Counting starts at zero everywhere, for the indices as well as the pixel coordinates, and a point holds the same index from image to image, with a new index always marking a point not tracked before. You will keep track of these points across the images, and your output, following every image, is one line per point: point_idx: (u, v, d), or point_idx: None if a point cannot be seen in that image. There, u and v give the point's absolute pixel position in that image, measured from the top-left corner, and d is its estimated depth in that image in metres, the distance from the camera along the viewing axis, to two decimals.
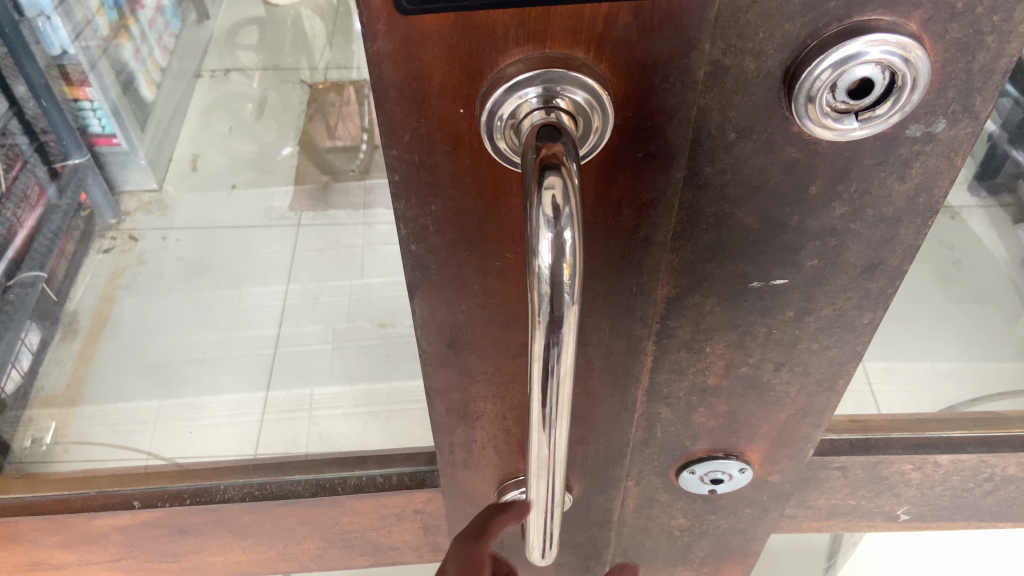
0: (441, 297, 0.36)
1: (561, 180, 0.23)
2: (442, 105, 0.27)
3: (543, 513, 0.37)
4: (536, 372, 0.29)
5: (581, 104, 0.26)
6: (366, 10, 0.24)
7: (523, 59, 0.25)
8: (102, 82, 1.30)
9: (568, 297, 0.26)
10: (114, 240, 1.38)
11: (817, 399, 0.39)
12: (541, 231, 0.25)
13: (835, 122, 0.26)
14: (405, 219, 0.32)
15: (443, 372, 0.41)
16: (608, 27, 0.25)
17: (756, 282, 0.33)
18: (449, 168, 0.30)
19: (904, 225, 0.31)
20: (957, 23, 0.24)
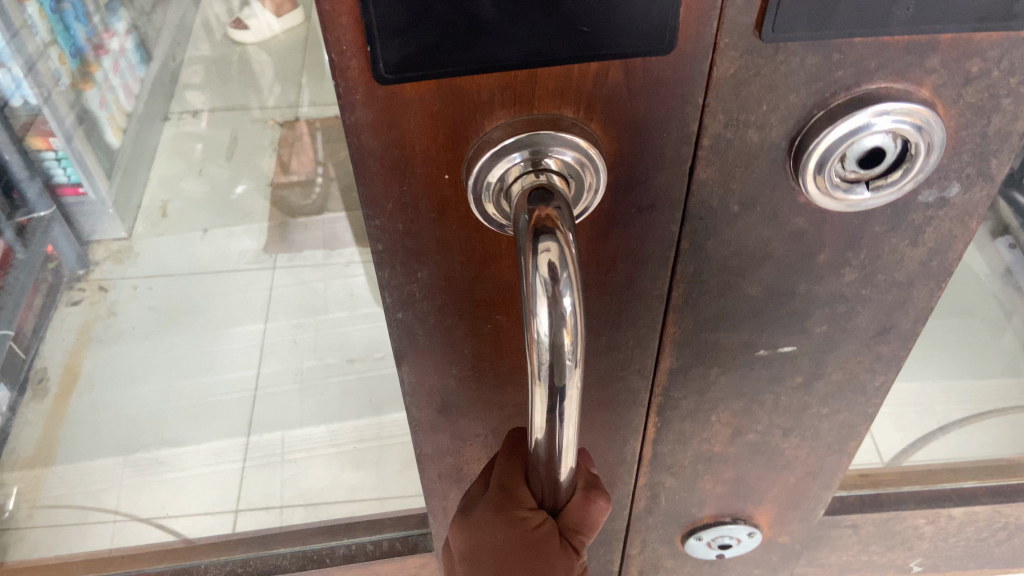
0: (430, 363, 0.34)
1: (557, 244, 0.21)
2: (427, 172, 0.25)
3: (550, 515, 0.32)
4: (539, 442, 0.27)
5: (571, 164, 0.24)
6: (343, 81, 0.22)
7: (508, 122, 0.23)
8: (66, 130, 1.21)
9: (570, 363, 0.23)
10: (82, 292, 1.33)
11: (828, 461, 0.38)
12: (538, 299, 0.22)
13: (846, 193, 0.25)
14: (390, 287, 0.30)
15: (434, 438, 0.40)
16: (597, 85, 0.23)
17: (763, 351, 0.31)
18: (435, 233, 0.28)
19: (918, 288, 0.29)
20: (972, 87, 0.23)
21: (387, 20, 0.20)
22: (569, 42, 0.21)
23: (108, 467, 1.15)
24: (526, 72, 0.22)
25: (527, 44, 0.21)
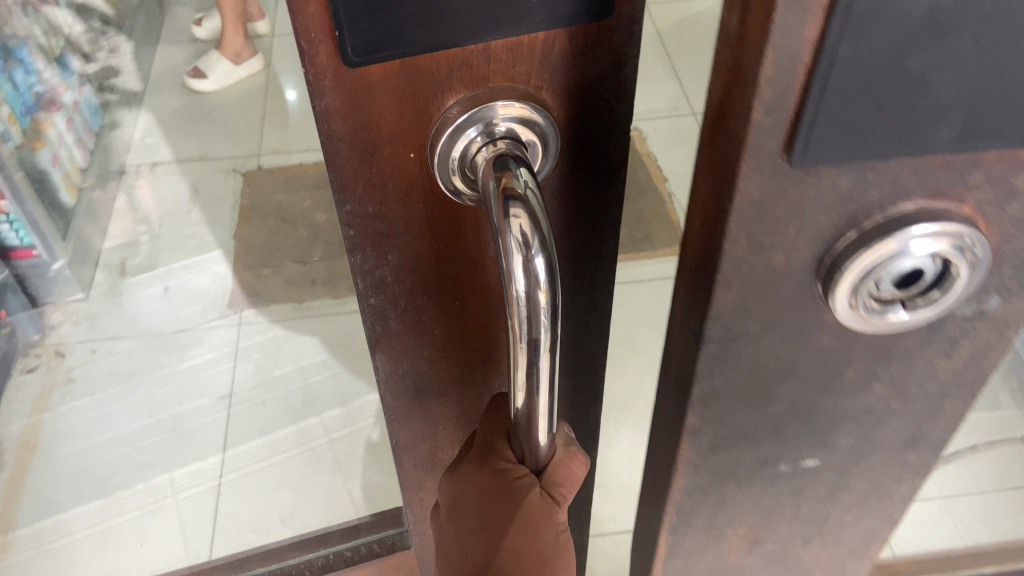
0: (402, 345, 0.36)
1: (527, 209, 0.24)
2: (394, 153, 0.27)
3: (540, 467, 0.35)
4: (520, 393, 0.29)
5: (523, 132, 0.27)
6: (312, 69, 0.24)
7: (465, 98, 0.26)
8: (17, 193, 1.17)
9: (546, 317, 0.26)
10: (39, 358, 1.29)
11: (849, 565, 0.35)
12: (514, 259, 0.25)
13: (878, 317, 0.22)
14: (362, 272, 0.32)
15: (409, 423, 0.41)
16: (546, 56, 0.25)
17: (783, 466, 0.29)
18: (402, 218, 0.30)
19: (950, 398, 0.27)
20: (1018, 202, 0.21)
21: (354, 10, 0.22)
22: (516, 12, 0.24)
23: (87, 516, 1.11)
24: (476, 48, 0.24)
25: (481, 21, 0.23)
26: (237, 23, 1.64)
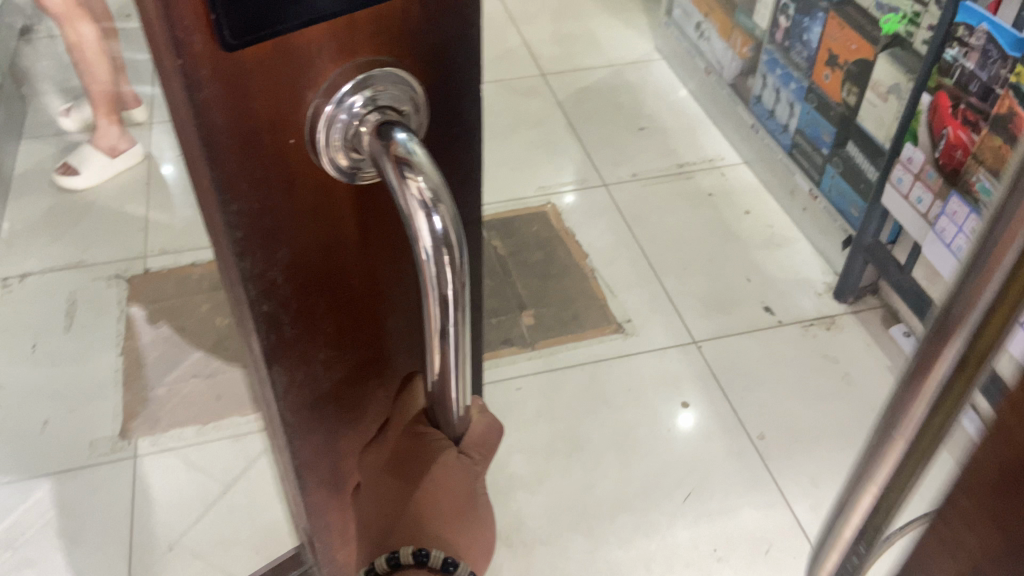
0: (295, 326, 0.47)
1: (424, 173, 0.37)
2: (275, 143, 0.37)
3: (458, 387, 0.48)
4: (435, 314, 0.43)
5: (380, 96, 0.38)
6: (191, 61, 0.32)
7: (330, 77, 0.36)
8: None
9: (445, 254, 0.39)
10: None
11: None
12: (421, 217, 0.38)
13: None
14: (255, 269, 0.42)
15: (298, 406, 0.52)
16: (396, 25, 0.37)
17: None
18: (290, 224, 0.41)
19: None
20: None
21: (232, 4, 0.31)
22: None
23: None
24: (337, 24, 0.35)
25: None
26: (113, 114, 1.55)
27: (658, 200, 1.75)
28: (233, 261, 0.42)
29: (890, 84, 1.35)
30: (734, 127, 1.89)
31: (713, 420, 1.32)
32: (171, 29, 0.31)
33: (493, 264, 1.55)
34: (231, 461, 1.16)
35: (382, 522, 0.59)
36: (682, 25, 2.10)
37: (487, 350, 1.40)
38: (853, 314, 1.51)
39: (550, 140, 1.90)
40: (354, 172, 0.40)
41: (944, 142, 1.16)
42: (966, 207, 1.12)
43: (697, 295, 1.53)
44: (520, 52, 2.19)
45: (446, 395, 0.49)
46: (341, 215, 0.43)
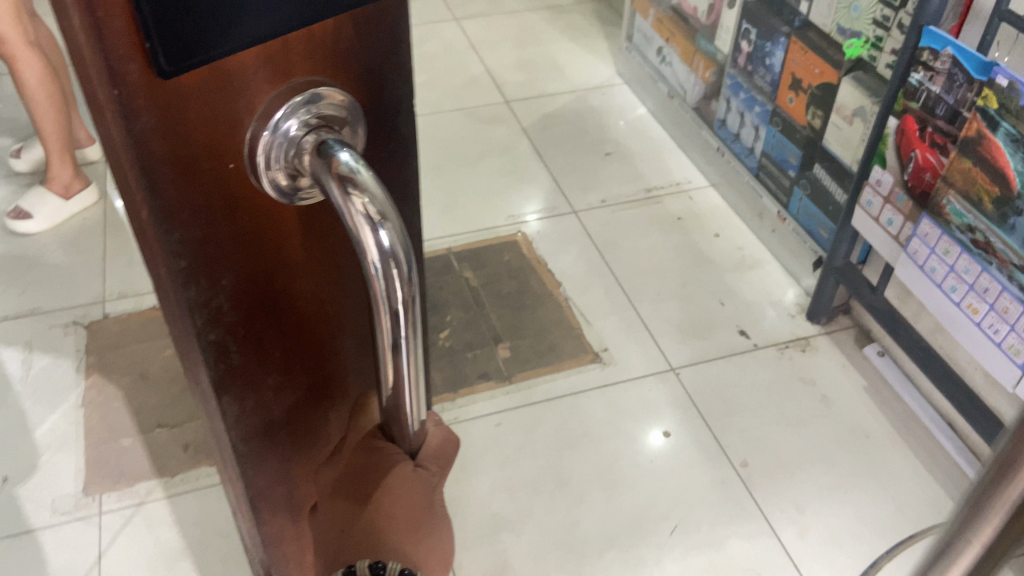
0: (243, 345, 0.48)
1: (371, 193, 0.40)
2: (217, 167, 0.39)
3: (411, 392, 0.51)
4: (386, 326, 0.45)
5: (319, 115, 0.41)
6: (129, 93, 0.34)
7: (268, 97, 0.38)
8: None
9: (394, 266, 0.42)
10: None
11: None
12: (369, 233, 0.40)
13: None
14: (199, 296, 0.43)
15: (251, 431, 0.53)
16: (331, 44, 0.40)
17: None
18: (234, 247, 0.43)
19: None
20: None
21: (165, 29, 0.32)
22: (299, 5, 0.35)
23: None
24: (269, 47, 0.37)
25: (275, 15, 0.35)
26: (65, 154, 1.50)
27: (628, 225, 1.74)
28: (173, 294, 0.43)
29: (855, 108, 1.36)
30: (699, 150, 1.90)
31: (695, 449, 1.30)
32: (106, 60, 0.32)
33: (466, 296, 1.53)
34: (218, 515, 1.11)
35: (338, 538, 0.62)
36: (643, 50, 2.11)
37: (464, 386, 1.37)
38: (827, 335, 1.51)
39: (517, 168, 1.88)
40: (294, 193, 0.43)
41: (912, 165, 1.18)
42: (938, 229, 1.13)
43: (673, 320, 1.52)
44: (483, 80, 2.19)
45: (400, 403, 0.51)
46: (283, 244, 0.46)
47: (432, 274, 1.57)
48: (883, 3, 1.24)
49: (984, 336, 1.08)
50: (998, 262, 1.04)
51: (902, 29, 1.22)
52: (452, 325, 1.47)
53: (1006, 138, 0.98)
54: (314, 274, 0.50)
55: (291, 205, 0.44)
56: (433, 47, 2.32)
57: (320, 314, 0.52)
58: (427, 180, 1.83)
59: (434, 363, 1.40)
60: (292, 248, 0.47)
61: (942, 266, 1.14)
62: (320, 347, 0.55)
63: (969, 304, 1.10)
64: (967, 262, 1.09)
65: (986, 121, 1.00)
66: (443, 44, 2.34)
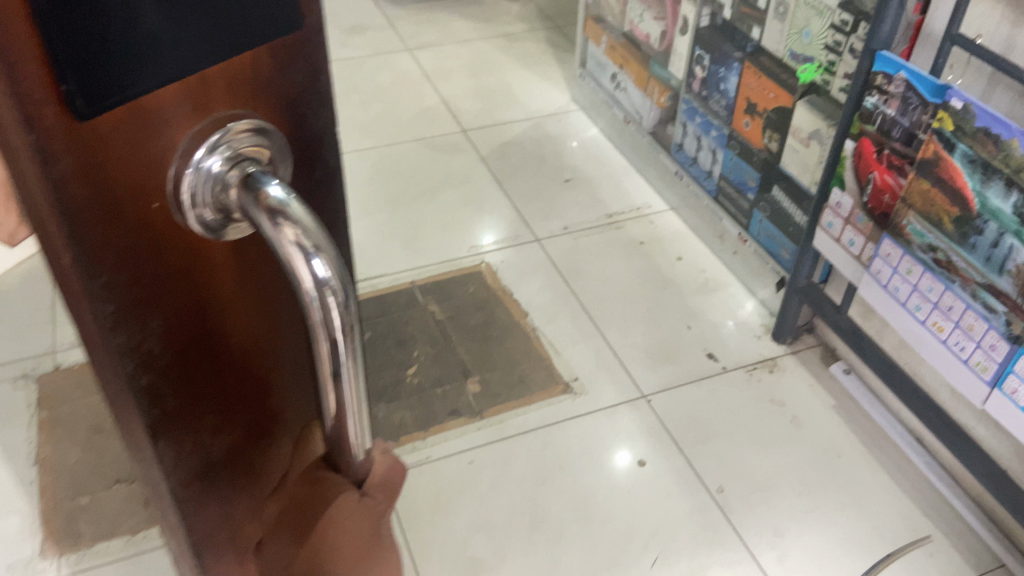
0: (178, 392, 0.45)
1: (302, 221, 0.38)
2: (141, 209, 0.36)
3: (358, 425, 0.47)
4: (326, 357, 0.42)
5: (242, 146, 0.39)
6: (44, 134, 0.31)
7: (189, 134, 0.36)
8: None
9: (331, 291, 0.39)
10: None
11: None
12: (304, 261, 0.38)
13: None
14: (128, 344, 0.40)
15: (189, 481, 0.49)
16: (251, 73, 0.38)
17: None
18: (161, 288, 0.40)
19: None
20: None
21: (83, 70, 0.30)
22: (216, 33, 0.35)
23: None
24: (189, 81, 0.35)
25: (191, 46, 0.34)
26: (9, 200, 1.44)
27: (591, 252, 1.73)
28: (100, 345, 0.39)
29: (811, 131, 1.38)
30: (657, 174, 1.91)
31: (671, 477, 1.29)
32: (18, 102, 0.29)
33: (432, 330, 1.50)
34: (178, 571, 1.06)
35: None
36: (597, 76, 2.12)
37: (435, 423, 1.34)
38: (793, 355, 1.52)
39: (477, 197, 1.87)
40: (220, 230, 0.40)
41: (871, 187, 1.19)
42: (899, 249, 1.15)
43: (641, 346, 1.52)
44: (438, 110, 2.18)
45: (345, 437, 0.48)
46: (212, 277, 0.43)
47: (396, 309, 1.54)
48: (834, 29, 1.27)
49: (951, 354, 1.10)
50: (961, 280, 1.06)
51: (854, 54, 1.24)
52: (420, 361, 1.44)
53: (963, 159, 1.00)
54: (245, 306, 0.46)
55: (218, 243, 0.41)
56: (387, 78, 2.30)
57: (254, 348, 0.49)
58: (386, 213, 1.80)
59: (403, 401, 1.37)
60: (220, 278, 0.43)
61: (905, 286, 1.16)
62: (255, 383, 0.51)
63: (934, 322, 1.12)
64: (930, 280, 1.11)
65: (942, 143, 1.03)
66: (397, 75, 2.32)
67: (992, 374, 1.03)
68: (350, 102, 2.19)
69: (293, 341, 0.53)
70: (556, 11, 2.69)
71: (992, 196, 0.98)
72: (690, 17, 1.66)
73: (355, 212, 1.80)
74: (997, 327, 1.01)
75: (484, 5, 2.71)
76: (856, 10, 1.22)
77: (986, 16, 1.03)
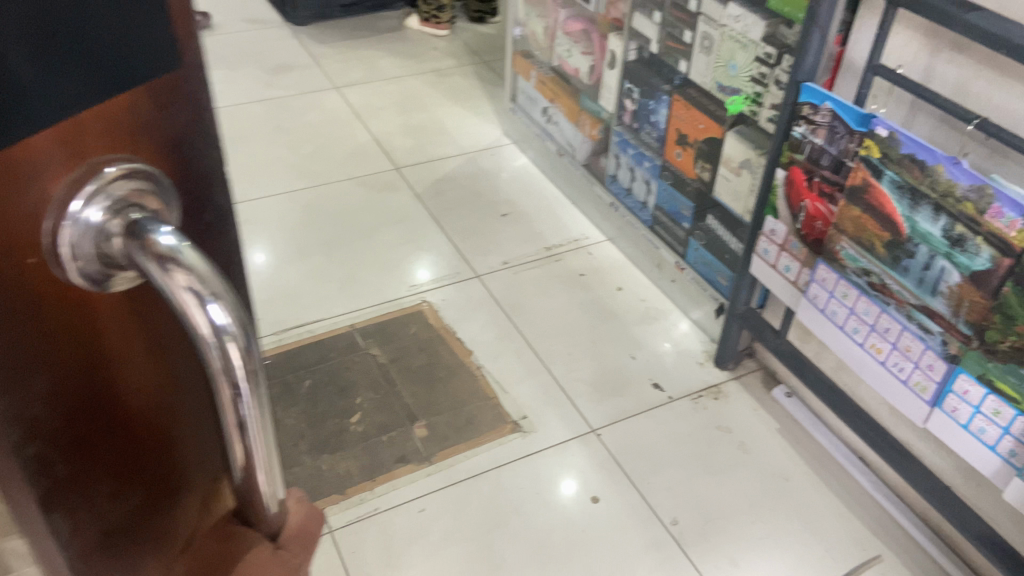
0: (74, 462, 0.40)
1: (193, 268, 0.35)
2: (11, 266, 0.32)
3: (268, 467, 0.44)
4: (229, 405, 0.40)
5: (125, 192, 0.35)
6: None
7: (61, 181, 0.33)
8: None
9: (231, 339, 0.37)
10: None
11: None
12: (201, 307, 0.36)
13: None
14: (9, 412, 0.35)
15: (89, 559, 0.43)
16: (128, 110, 0.35)
17: None
18: (40, 346, 0.35)
19: None
20: None
21: None
22: (91, 78, 0.32)
23: None
24: (61, 127, 0.32)
25: (62, 88, 0.31)
26: None
27: (532, 286, 1.72)
28: None
29: (741, 160, 1.41)
30: (593, 206, 1.92)
31: (626, 512, 1.28)
32: None
33: (375, 375, 1.46)
34: None
35: None
36: (528, 110, 2.13)
37: (383, 472, 1.30)
38: (736, 380, 1.53)
39: (414, 236, 1.84)
40: (106, 283, 0.36)
41: (803, 214, 1.22)
42: (834, 273, 1.17)
43: (587, 380, 1.51)
44: (370, 148, 2.15)
45: (254, 489, 0.45)
46: (98, 325, 0.38)
47: (336, 355, 1.50)
48: (759, 62, 1.31)
49: (891, 375, 1.12)
50: (896, 302, 1.08)
51: (780, 85, 1.28)
52: (363, 408, 1.39)
53: (891, 185, 1.04)
54: (140, 349, 0.41)
55: (104, 294, 0.37)
56: (315, 118, 2.26)
57: (149, 400, 0.43)
58: (320, 255, 1.76)
59: (349, 451, 1.32)
60: (100, 321, 0.38)
61: (842, 309, 1.18)
62: (156, 437, 0.45)
63: (873, 344, 1.15)
64: (866, 303, 1.14)
65: (870, 170, 1.06)
66: (325, 114, 2.29)
67: (932, 393, 1.06)
68: (278, 143, 2.15)
69: (195, 385, 0.47)
70: (483, 46, 2.71)
71: (920, 220, 1.01)
72: (618, 51, 1.68)
73: (288, 256, 1.75)
74: (933, 347, 1.04)
75: (410, 42, 2.70)
76: (779, 43, 1.26)
77: (905, 47, 1.08)
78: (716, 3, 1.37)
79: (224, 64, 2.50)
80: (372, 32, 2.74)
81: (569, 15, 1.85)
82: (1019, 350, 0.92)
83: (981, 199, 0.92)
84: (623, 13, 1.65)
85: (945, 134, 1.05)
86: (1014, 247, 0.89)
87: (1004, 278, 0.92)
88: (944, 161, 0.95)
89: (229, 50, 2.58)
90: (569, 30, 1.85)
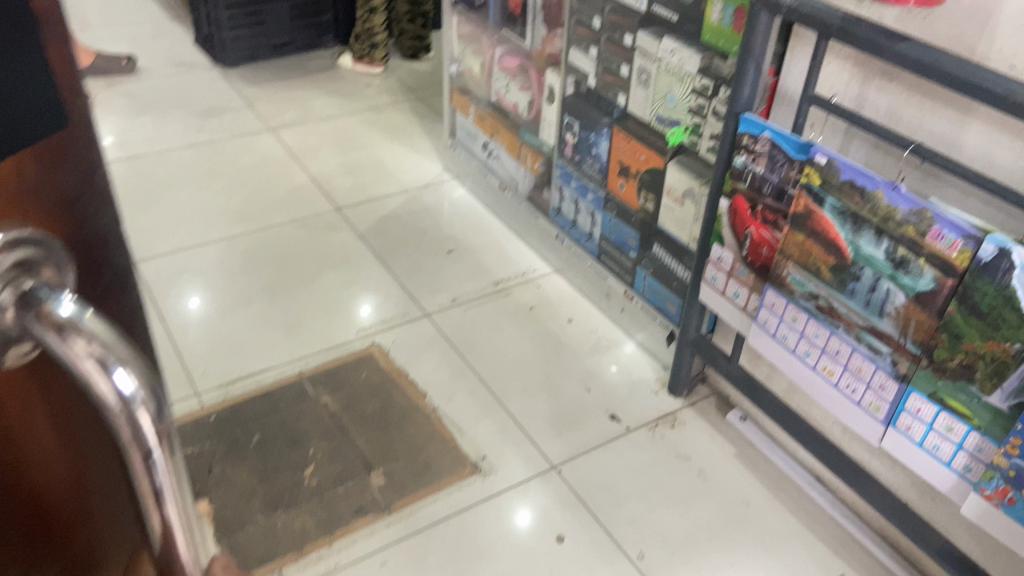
0: None
1: (92, 334, 0.40)
2: None
3: (184, 532, 0.48)
4: (145, 475, 0.44)
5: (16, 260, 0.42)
6: None
7: None
8: None
9: (138, 407, 0.42)
10: None
11: None
12: (105, 378, 0.40)
13: None
14: None
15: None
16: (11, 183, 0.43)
17: None
18: None
19: None
20: None
21: None
22: None
23: None
24: None
25: None
26: None
27: (482, 322, 1.71)
28: None
29: (684, 189, 1.43)
30: (538, 239, 1.92)
31: (591, 550, 1.26)
32: None
33: (326, 424, 1.42)
34: None
35: None
36: (467, 146, 2.13)
37: (340, 526, 1.25)
38: (690, 407, 1.54)
39: (359, 277, 1.81)
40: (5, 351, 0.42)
41: (749, 241, 1.24)
42: (783, 298, 1.20)
43: (544, 415, 1.49)
44: (308, 190, 2.11)
45: (173, 553, 0.48)
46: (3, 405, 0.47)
47: (284, 406, 1.45)
48: (696, 94, 1.33)
49: (844, 396, 1.15)
50: (844, 325, 1.11)
51: (718, 116, 1.30)
52: (316, 460, 1.35)
53: (832, 211, 1.06)
54: (42, 429, 0.51)
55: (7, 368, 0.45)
56: (249, 161, 2.21)
57: (51, 464, 0.53)
58: (262, 302, 1.71)
59: (303, 507, 1.27)
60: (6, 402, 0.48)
61: (793, 333, 1.20)
62: (73, 501, 0.56)
63: (824, 366, 1.17)
64: (815, 326, 1.16)
65: (812, 197, 1.08)
66: (260, 157, 2.24)
67: (885, 412, 1.08)
68: (212, 188, 2.09)
69: (96, 450, 0.57)
70: (418, 83, 2.70)
71: (864, 244, 1.04)
72: (556, 86, 1.70)
73: (229, 304, 1.70)
74: (884, 367, 1.07)
75: (344, 80, 2.68)
76: (715, 76, 1.29)
77: (836, 76, 1.12)
78: (651, 38, 1.40)
79: (151, 109, 2.43)
80: (304, 72, 2.71)
81: (505, 52, 1.86)
82: (968, 367, 0.95)
83: (922, 222, 0.95)
84: (559, 48, 1.67)
85: (881, 159, 1.09)
86: (957, 267, 0.93)
87: (948, 297, 0.95)
88: (883, 187, 0.98)
89: (155, 95, 2.51)
90: (505, 66, 1.86)
